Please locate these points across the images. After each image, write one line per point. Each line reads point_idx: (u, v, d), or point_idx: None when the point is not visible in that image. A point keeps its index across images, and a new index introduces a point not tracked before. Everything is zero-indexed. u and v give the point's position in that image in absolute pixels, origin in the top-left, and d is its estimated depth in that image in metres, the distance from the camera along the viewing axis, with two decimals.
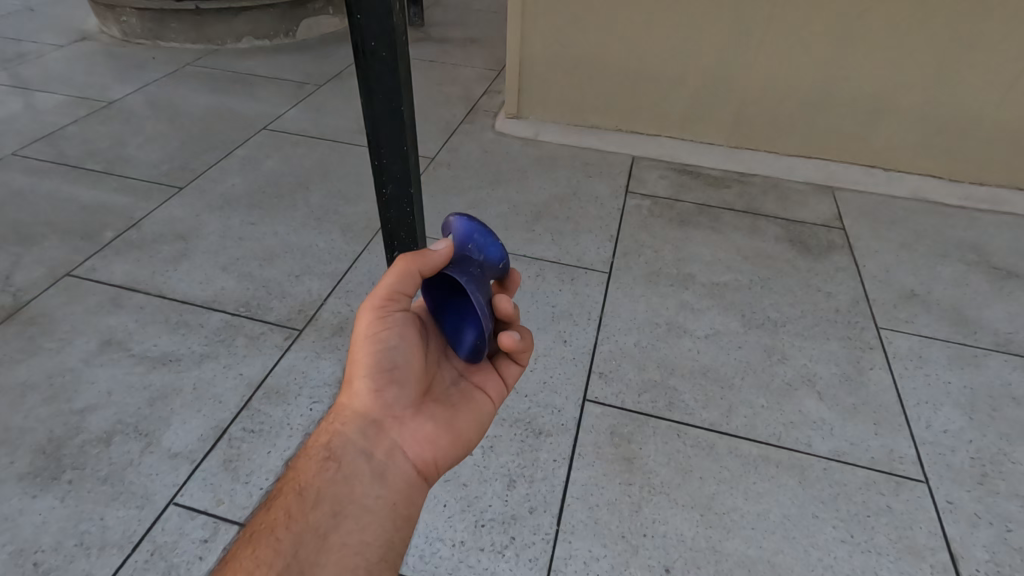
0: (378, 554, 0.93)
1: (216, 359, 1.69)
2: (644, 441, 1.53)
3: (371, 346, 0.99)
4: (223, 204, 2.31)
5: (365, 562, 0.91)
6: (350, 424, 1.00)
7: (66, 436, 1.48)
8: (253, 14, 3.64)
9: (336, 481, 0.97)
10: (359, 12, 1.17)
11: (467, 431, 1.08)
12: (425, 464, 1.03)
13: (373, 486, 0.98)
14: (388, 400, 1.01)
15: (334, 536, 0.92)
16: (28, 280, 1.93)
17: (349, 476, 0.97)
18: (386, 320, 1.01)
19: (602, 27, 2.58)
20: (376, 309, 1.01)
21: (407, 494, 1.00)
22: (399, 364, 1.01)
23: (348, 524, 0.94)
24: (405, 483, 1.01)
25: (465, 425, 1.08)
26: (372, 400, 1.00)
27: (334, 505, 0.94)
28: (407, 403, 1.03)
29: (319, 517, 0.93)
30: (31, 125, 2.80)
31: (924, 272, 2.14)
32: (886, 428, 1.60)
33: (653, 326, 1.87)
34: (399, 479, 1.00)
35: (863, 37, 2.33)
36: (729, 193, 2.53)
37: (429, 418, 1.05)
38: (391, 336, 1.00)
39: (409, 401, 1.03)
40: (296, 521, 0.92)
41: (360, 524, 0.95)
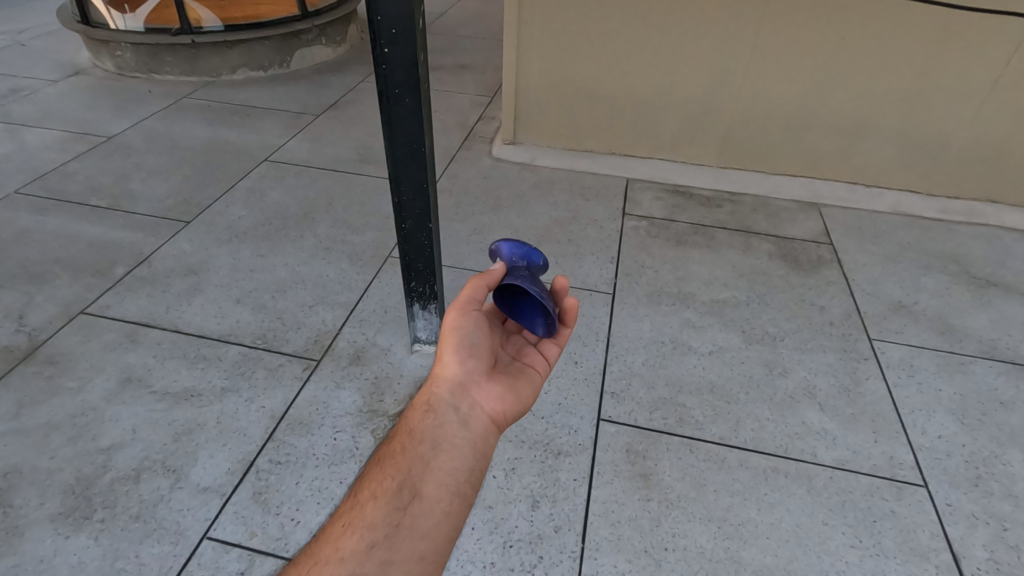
0: (466, 477, 1.02)
1: (238, 393, 1.72)
2: (659, 457, 1.60)
3: (454, 329, 1.11)
4: (231, 236, 2.35)
5: (457, 483, 1.01)
6: (442, 385, 1.08)
7: (94, 475, 1.50)
8: (248, 46, 3.70)
9: (434, 425, 1.05)
10: (384, 62, 1.24)
11: (532, 395, 1.15)
12: (504, 415, 1.10)
13: (461, 427, 1.05)
14: (470, 368, 1.10)
15: (434, 462, 1.02)
16: (42, 320, 1.94)
17: (440, 420, 1.05)
18: (465, 317, 1.12)
19: (594, 57, 2.69)
20: (458, 304, 1.13)
21: (489, 438, 1.07)
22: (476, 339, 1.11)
23: (443, 456, 1.03)
24: (487, 428, 1.08)
25: (531, 388, 1.15)
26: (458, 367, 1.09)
27: (430, 442, 1.04)
28: (484, 366, 1.11)
29: (421, 448, 1.03)
30: (31, 162, 2.81)
31: (909, 283, 2.26)
32: (885, 435, 1.68)
33: (659, 345, 1.94)
34: (481, 425, 1.07)
35: (842, 62, 2.47)
36: (721, 212, 2.64)
37: (502, 379, 1.12)
38: (468, 325, 1.12)
39: (486, 365, 1.12)
40: (402, 452, 1.03)
41: (452, 456, 1.03)
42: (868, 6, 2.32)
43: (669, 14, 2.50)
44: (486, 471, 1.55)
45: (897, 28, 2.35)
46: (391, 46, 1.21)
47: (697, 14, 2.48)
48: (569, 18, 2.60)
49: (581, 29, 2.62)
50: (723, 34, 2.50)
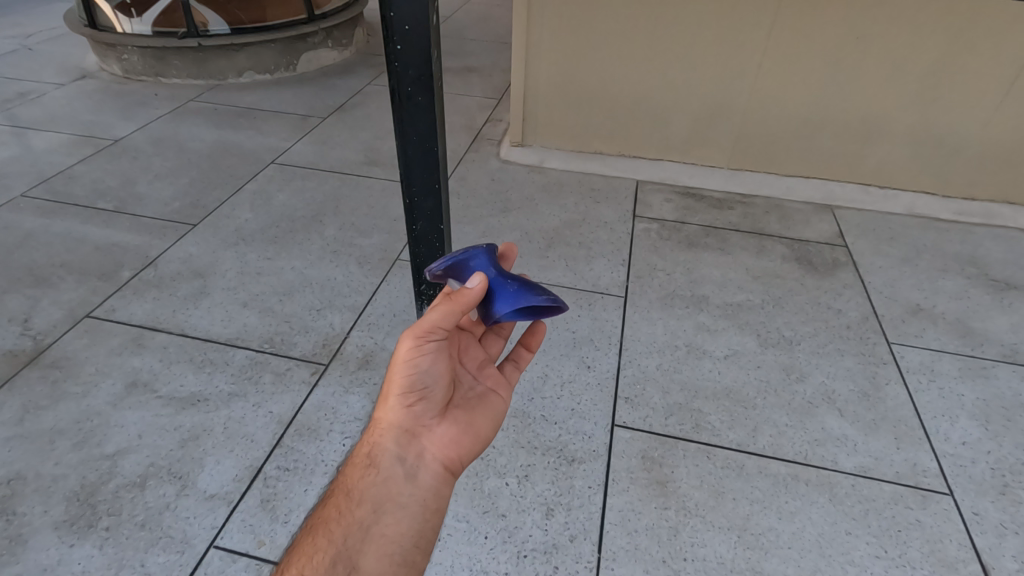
0: (412, 541, 1.03)
1: (245, 398, 1.69)
2: (676, 464, 1.56)
3: (406, 370, 1.03)
4: (238, 239, 2.33)
5: (401, 551, 1.02)
6: (386, 436, 1.05)
7: (99, 482, 1.47)
8: (255, 49, 3.69)
9: (376, 484, 1.04)
10: (397, 60, 1.21)
11: (488, 431, 1.12)
12: (454, 462, 1.08)
13: (406, 484, 1.04)
14: (416, 414, 1.06)
15: (374, 528, 1.02)
16: (48, 324, 1.92)
17: (383, 477, 1.04)
18: (421, 348, 1.03)
19: (605, 58, 2.66)
20: (413, 337, 1.03)
21: (437, 491, 1.06)
22: (428, 384, 1.05)
23: (386, 518, 1.03)
24: (435, 480, 1.06)
25: (485, 425, 1.11)
26: (402, 414, 1.05)
27: (370, 505, 1.03)
28: (433, 410, 1.07)
29: (361, 512, 1.03)
30: (37, 165, 2.80)
31: (927, 286, 2.21)
32: (907, 442, 1.64)
33: (673, 349, 1.91)
34: (430, 479, 1.05)
35: (857, 60, 2.43)
36: (733, 214, 2.60)
37: (454, 422, 1.08)
38: (421, 360, 1.04)
39: (438, 410, 1.07)
40: (341, 515, 1.04)
41: (396, 518, 1.03)
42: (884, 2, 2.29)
43: (680, 12, 2.47)
44: (498, 478, 1.51)
45: (914, 24, 2.31)
46: (403, 42, 1.18)
47: (709, 14, 2.45)
48: (579, 17, 2.57)
49: (592, 28, 2.59)
50: (735, 32, 2.46)
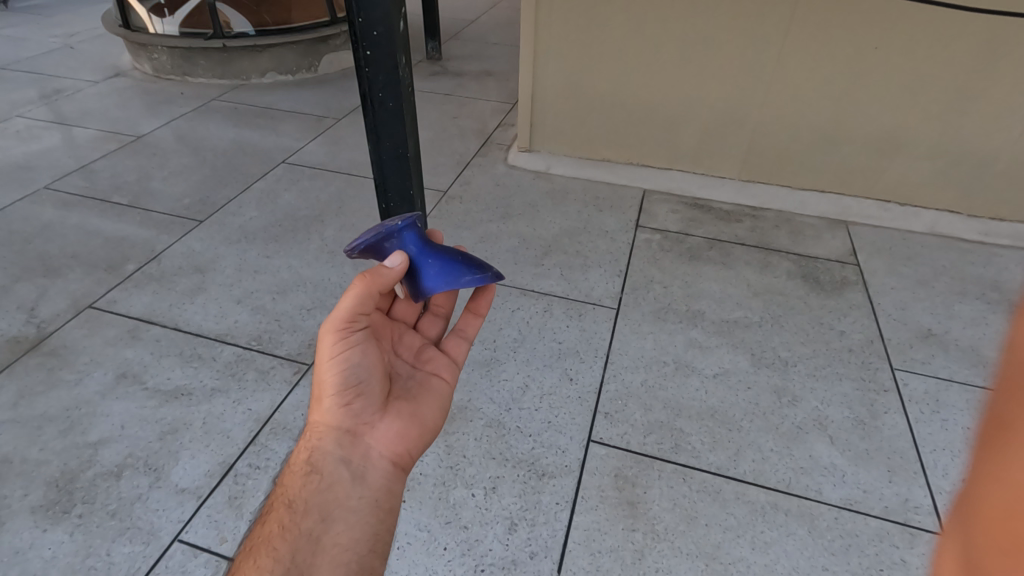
0: (367, 545, 1.02)
1: (227, 394, 1.72)
2: (649, 485, 1.51)
3: (336, 368, 1.02)
4: (241, 237, 2.38)
5: (357, 555, 1.00)
6: (325, 439, 1.04)
7: (78, 469, 1.51)
8: (277, 51, 3.78)
9: (321, 491, 1.02)
10: (367, 65, 1.21)
11: (433, 418, 1.12)
12: (403, 457, 1.08)
13: (354, 487, 1.04)
14: (356, 411, 1.05)
15: (325, 537, 1.00)
16: (52, 313, 1.99)
17: (328, 483, 1.03)
18: (347, 341, 1.03)
19: (614, 65, 2.61)
20: (335, 332, 1.02)
21: (388, 488, 1.06)
22: (362, 378, 1.04)
23: (337, 525, 1.01)
24: (384, 478, 1.06)
25: (429, 413, 1.12)
26: (340, 414, 1.04)
27: (318, 514, 1.01)
28: (374, 404, 1.06)
29: (308, 523, 1.01)
30: (63, 159, 2.92)
31: (942, 310, 2.10)
32: (901, 475, 1.55)
33: (660, 365, 1.85)
34: (378, 477, 1.06)
35: (877, 70, 2.32)
36: (740, 227, 2.52)
37: (397, 416, 1.08)
38: (351, 355, 1.03)
39: (377, 404, 1.07)
40: (285, 529, 1.00)
41: (347, 524, 1.02)
42: (907, 9, 2.17)
43: (691, 18, 2.41)
44: (465, 489, 1.50)
45: (940, 32, 2.19)
46: (372, 48, 1.18)
47: (720, 21, 2.38)
48: (588, 22, 2.53)
49: (600, 33, 2.55)
50: (748, 39, 2.38)
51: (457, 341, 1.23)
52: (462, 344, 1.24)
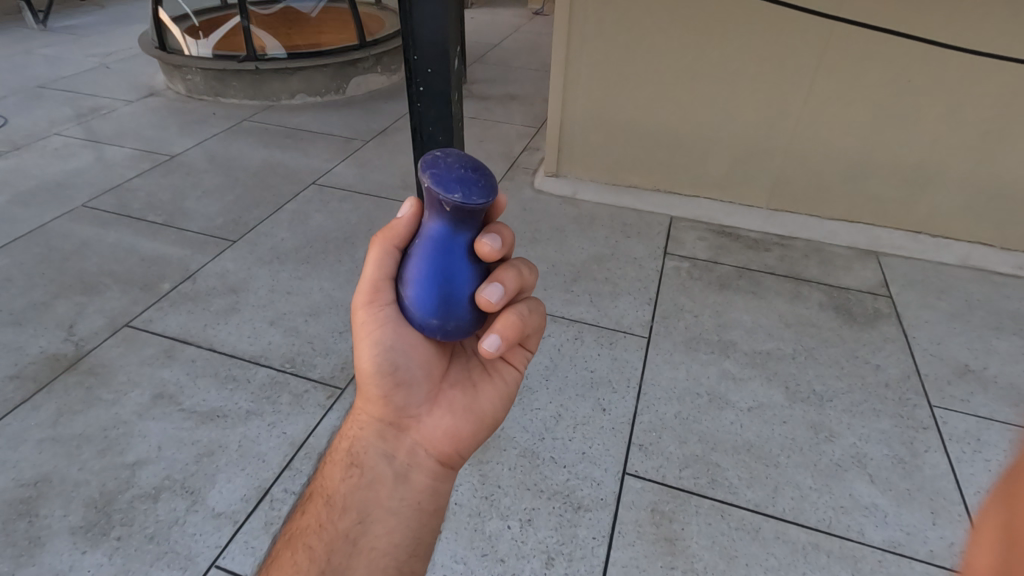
0: (406, 549, 1.00)
1: (262, 417, 1.73)
2: (686, 521, 1.49)
3: (374, 361, 0.97)
4: (273, 257, 2.41)
5: (394, 560, 0.99)
6: (369, 432, 1.02)
7: (117, 490, 1.53)
8: (307, 73, 3.85)
9: (362, 488, 1.01)
10: (419, 101, 1.24)
11: (488, 414, 1.04)
12: (449, 456, 1.03)
13: (396, 486, 1.01)
14: (400, 406, 1.00)
15: (362, 539, 0.99)
16: (90, 330, 2.02)
17: (371, 480, 1.01)
18: (380, 333, 0.97)
19: (644, 93, 2.63)
20: (365, 324, 0.97)
21: (432, 489, 1.03)
22: (399, 368, 0.98)
23: (374, 526, 1.00)
24: (429, 479, 1.03)
25: (484, 409, 1.04)
26: (384, 408, 1.01)
27: (357, 513, 1.01)
28: (420, 399, 1.01)
29: (344, 523, 1.00)
30: (100, 177, 2.99)
31: (978, 345, 2.07)
32: (944, 518, 1.52)
33: (694, 397, 1.83)
34: (421, 477, 1.02)
35: (909, 103, 2.33)
36: (770, 256, 2.51)
37: (445, 413, 1.02)
38: (388, 347, 0.97)
39: (424, 399, 1.01)
40: (323, 527, 1.01)
41: (386, 525, 1.00)
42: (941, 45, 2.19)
43: (722, 49, 2.43)
44: (500, 520, 1.48)
45: (973, 68, 2.21)
46: (426, 84, 1.21)
47: (752, 52, 2.40)
48: (619, 52, 2.57)
49: (631, 62, 2.58)
50: (781, 69, 2.40)
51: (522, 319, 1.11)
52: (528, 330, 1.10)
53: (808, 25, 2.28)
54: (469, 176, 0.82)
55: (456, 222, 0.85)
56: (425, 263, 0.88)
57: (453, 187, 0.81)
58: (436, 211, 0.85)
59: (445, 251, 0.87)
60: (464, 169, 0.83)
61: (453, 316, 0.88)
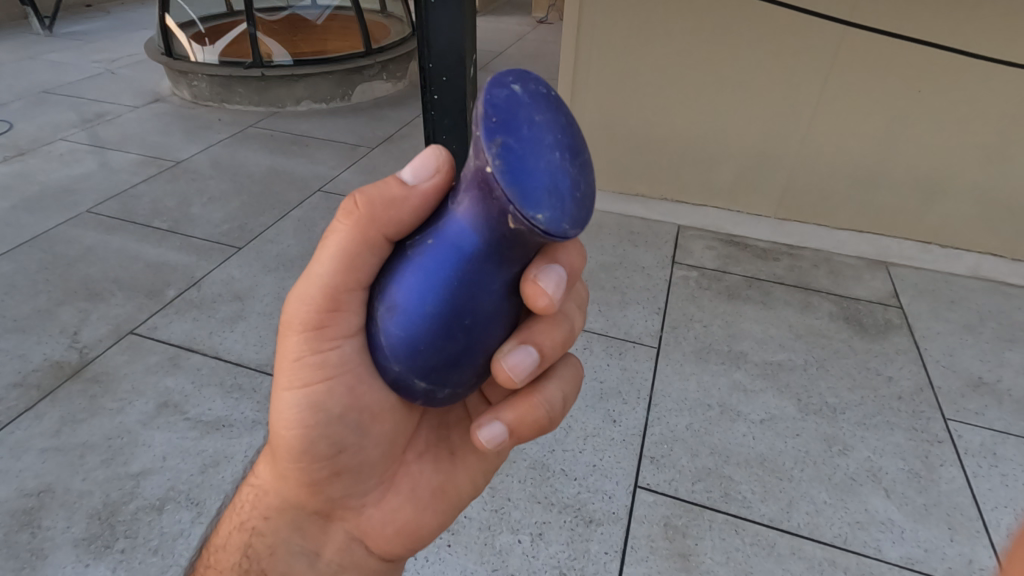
0: None
1: (268, 426, 1.71)
2: (700, 536, 1.47)
3: (311, 448, 0.86)
4: (279, 265, 2.39)
5: None
6: (291, 525, 0.93)
7: (121, 501, 1.50)
8: (313, 80, 3.85)
9: None
10: (433, 109, 1.26)
11: (445, 502, 0.95)
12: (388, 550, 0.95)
13: None
14: (339, 495, 0.91)
15: None
16: (94, 338, 2.00)
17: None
18: (321, 416, 0.85)
19: (652, 101, 2.62)
20: (304, 408, 0.84)
21: None
22: (347, 449, 0.87)
23: None
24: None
25: (446, 491, 0.95)
26: (319, 498, 0.91)
27: None
28: (364, 487, 0.92)
29: None
30: (104, 183, 2.98)
31: (991, 357, 2.05)
32: (962, 534, 1.50)
33: (705, 408, 1.81)
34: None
35: (919, 113, 2.32)
36: (778, 266, 2.50)
37: (391, 504, 0.93)
38: (330, 432, 0.86)
39: (368, 487, 0.92)
40: None
41: None
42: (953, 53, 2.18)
43: (731, 58, 2.42)
44: (511, 534, 1.46)
45: (984, 78, 2.20)
46: (439, 92, 1.23)
47: (761, 61, 2.39)
48: (627, 60, 2.56)
49: (639, 70, 2.56)
50: (790, 78, 2.39)
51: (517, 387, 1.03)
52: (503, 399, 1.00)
53: (819, 33, 2.27)
54: (566, 178, 0.61)
55: (508, 243, 0.66)
56: (439, 274, 0.67)
57: (541, 195, 0.60)
58: (493, 213, 0.64)
59: (478, 269, 0.67)
60: (560, 156, 0.62)
61: (445, 376, 0.71)
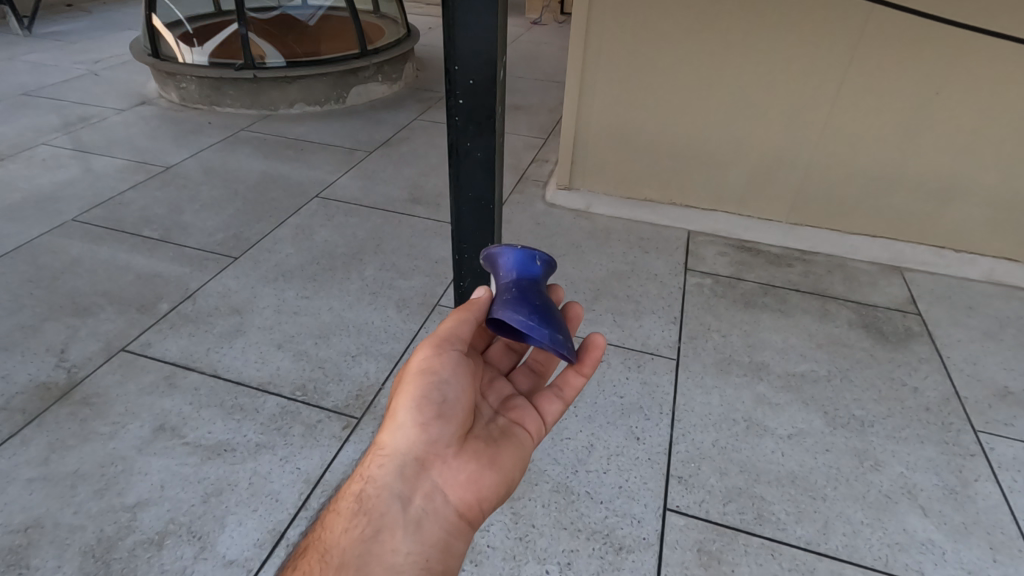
0: None
1: (273, 451, 1.61)
2: (736, 562, 1.40)
3: (425, 388, 0.99)
4: (278, 276, 2.28)
5: None
6: (387, 470, 0.98)
7: (117, 536, 1.40)
8: (306, 82, 3.74)
9: (368, 539, 0.94)
10: (456, 114, 1.17)
11: (513, 469, 1.04)
12: (470, 507, 1.00)
13: (408, 535, 0.95)
14: (432, 437, 0.99)
15: None
16: (84, 356, 1.89)
17: (380, 527, 0.95)
18: (442, 356, 1.02)
19: (661, 104, 2.55)
20: (434, 347, 1.02)
21: (446, 544, 0.96)
22: (448, 401, 1.00)
23: None
24: (444, 531, 0.97)
25: (512, 464, 1.04)
26: (415, 439, 0.98)
27: (354, 568, 0.91)
28: (456, 437, 1.01)
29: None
30: (89, 190, 2.84)
31: (1015, 366, 2.00)
32: (1005, 554, 1.44)
33: (731, 424, 1.74)
34: (437, 531, 0.96)
35: (938, 112, 2.27)
36: (793, 272, 2.45)
37: (472, 457, 1.01)
38: (443, 372, 1.01)
39: (454, 436, 1.00)
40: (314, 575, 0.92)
41: None
42: (977, 45, 2.12)
43: (746, 60, 2.36)
44: (537, 565, 1.38)
45: (1003, 81, 2.16)
46: (467, 97, 1.15)
47: (775, 63, 2.34)
48: (639, 59, 2.48)
49: (650, 70, 2.49)
50: (805, 79, 2.33)
51: (551, 399, 1.18)
52: (556, 403, 1.18)
53: (837, 30, 2.21)
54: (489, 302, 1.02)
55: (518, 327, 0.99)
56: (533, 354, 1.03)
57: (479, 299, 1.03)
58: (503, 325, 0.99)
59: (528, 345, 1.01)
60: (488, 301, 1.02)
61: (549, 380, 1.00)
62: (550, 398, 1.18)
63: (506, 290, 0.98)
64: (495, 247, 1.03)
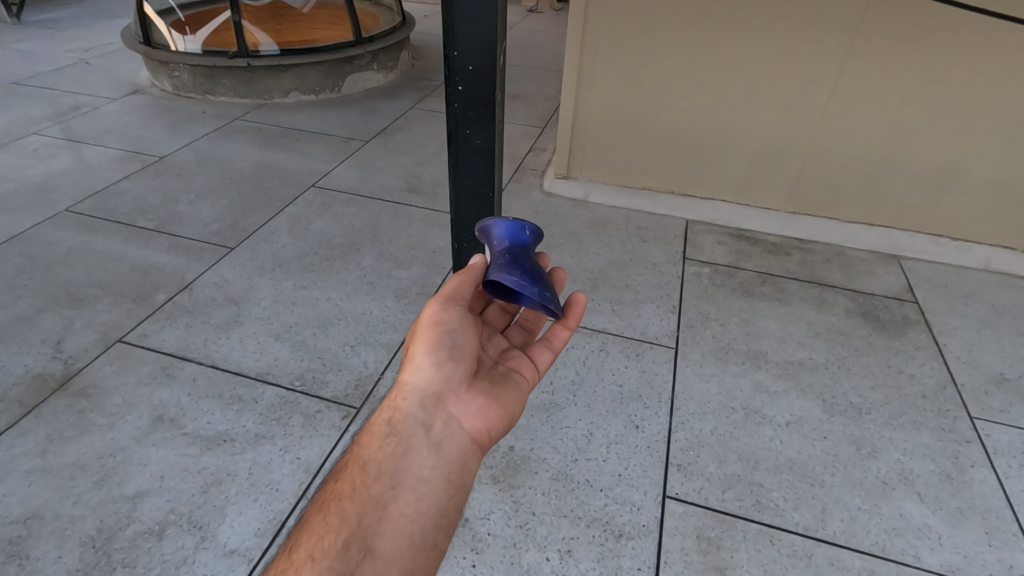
0: (434, 521, 0.94)
1: (272, 441, 1.61)
2: (735, 548, 1.41)
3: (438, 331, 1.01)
4: (275, 266, 2.27)
5: (420, 529, 0.92)
6: (408, 401, 0.99)
7: (117, 527, 1.40)
8: (301, 70, 3.70)
9: (396, 459, 0.96)
10: (456, 101, 1.16)
11: (517, 404, 1.07)
12: (483, 435, 1.02)
13: (430, 457, 0.97)
14: (447, 374, 1.01)
15: (392, 506, 0.93)
16: (80, 347, 1.88)
17: (405, 450, 0.97)
18: (450, 305, 1.03)
19: (659, 92, 2.54)
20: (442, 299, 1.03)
21: (464, 467, 0.99)
22: (459, 344, 1.02)
23: (405, 496, 0.94)
24: (462, 455, 1.00)
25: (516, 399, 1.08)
26: (432, 374, 1.00)
27: (388, 483, 0.94)
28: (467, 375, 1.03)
29: (376, 490, 0.94)
30: (82, 180, 2.81)
31: (1011, 353, 2.01)
32: (1000, 539, 1.46)
33: (730, 412, 1.75)
34: (456, 455, 0.99)
35: (937, 100, 2.26)
36: (791, 260, 2.45)
37: (484, 392, 1.04)
38: (453, 318, 1.03)
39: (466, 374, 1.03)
40: (353, 493, 0.94)
41: (416, 497, 0.94)
42: (977, 32, 2.11)
43: (744, 48, 2.34)
44: (538, 552, 1.39)
45: (1001, 69, 2.15)
46: (466, 83, 1.13)
47: (774, 50, 2.32)
48: (636, 47, 2.46)
49: (648, 58, 2.47)
50: (804, 67, 2.32)
51: (543, 348, 1.19)
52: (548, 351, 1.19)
53: (836, 17, 2.19)
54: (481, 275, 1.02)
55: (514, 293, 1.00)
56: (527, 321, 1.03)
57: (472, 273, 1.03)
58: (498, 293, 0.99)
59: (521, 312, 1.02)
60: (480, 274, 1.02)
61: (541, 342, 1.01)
62: (541, 347, 1.19)
63: (498, 258, 0.97)
64: (485, 218, 1.01)
